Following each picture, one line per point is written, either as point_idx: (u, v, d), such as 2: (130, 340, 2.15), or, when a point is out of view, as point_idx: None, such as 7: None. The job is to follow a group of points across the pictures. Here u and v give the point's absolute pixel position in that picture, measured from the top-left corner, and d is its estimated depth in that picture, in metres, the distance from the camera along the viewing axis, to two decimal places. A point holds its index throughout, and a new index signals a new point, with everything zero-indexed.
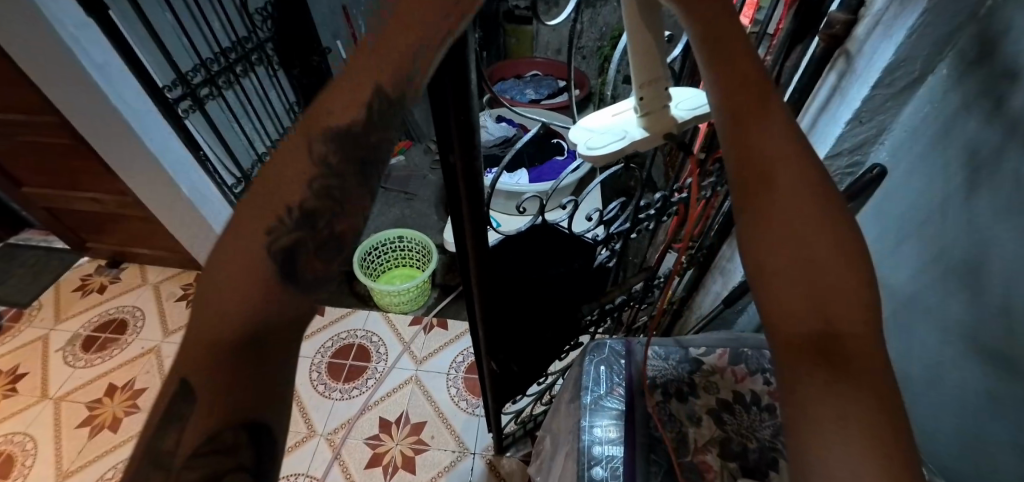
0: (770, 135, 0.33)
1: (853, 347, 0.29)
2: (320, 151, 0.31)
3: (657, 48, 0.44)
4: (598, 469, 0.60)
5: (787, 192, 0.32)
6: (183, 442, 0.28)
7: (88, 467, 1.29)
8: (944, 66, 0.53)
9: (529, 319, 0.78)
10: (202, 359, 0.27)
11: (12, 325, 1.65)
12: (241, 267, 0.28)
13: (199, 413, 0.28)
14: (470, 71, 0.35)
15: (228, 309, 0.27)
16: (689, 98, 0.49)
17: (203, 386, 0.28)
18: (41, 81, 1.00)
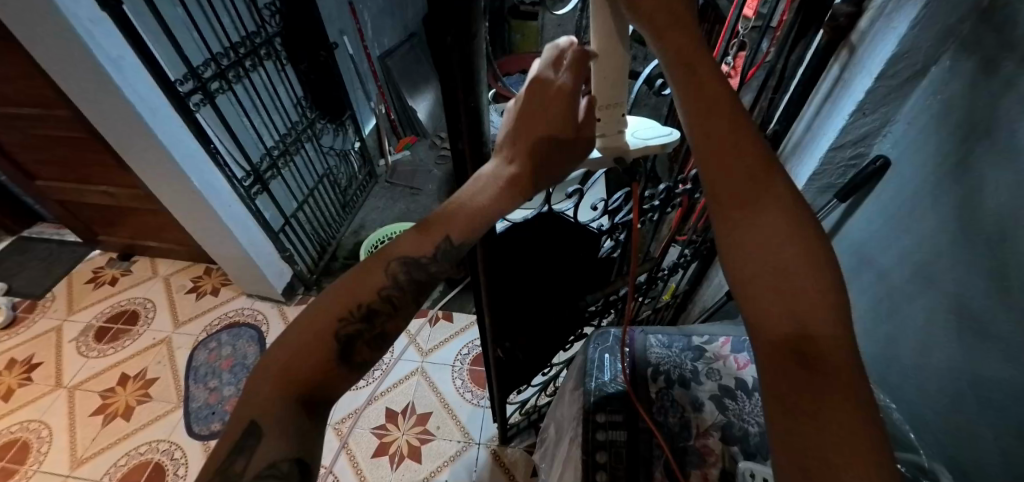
0: (732, 153, 0.40)
1: (826, 341, 0.34)
2: (394, 267, 0.43)
3: (622, 76, 0.47)
4: (601, 453, 0.60)
5: (751, 201, 0.39)
6: (251, 466, 0.35)
7: (101, 454, 1.32)
8: (946, 59, 0.55)
9: (534, 308, 0.80)
10: (289, 395, 0.37)
11: (26, 315, 1.68)
12: (326, 323, 0.39)
13: (270, 444, 0.36)
14: (481, 62, 0.37)
15: (317, 356, 0.39)
16: (643, 128, 0.54)
17: (276, 422, 0.36)
18: (57, 73, 1.02)
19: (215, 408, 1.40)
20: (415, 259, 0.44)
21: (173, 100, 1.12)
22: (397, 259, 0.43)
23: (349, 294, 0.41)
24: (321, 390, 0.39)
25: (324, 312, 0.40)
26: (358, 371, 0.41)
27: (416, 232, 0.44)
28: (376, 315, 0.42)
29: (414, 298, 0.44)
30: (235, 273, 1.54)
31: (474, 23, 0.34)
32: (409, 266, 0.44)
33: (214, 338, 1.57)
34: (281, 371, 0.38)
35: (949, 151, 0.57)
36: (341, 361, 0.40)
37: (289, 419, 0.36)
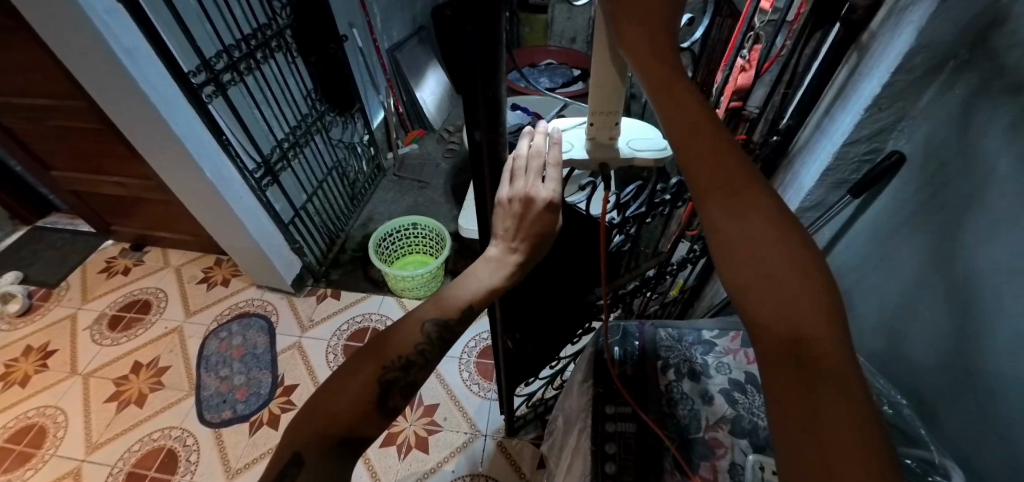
0: (713, 162, 0.40)
1: (819, 344, 0.36)
2: (428, 325, 0.50)
3: (619, 83, 0.45)
4: (611, 444, 0.61)
5: (731, 208, 0.39)
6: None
7: (115, 440, 1.34)
8: (967, 52, 0.53)
9: (544, 300, 0.81)
10: (330, 430, 0.43)
11: (42, 303, 1.71)
12: (368, 377, 0.46)
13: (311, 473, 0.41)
14: (502, 52, 0.37)
15: (355, 399, 0.45)
16: (644, 136, 0.50)
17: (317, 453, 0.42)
18: (73, 62, 1.03)
19: (226, 397, 1.42)
20: (444, 320, 0.51)
21: (186, 92, 1.13)
22: (429, 320, 0.51)
23: (392, 348, 0.49)
24: (359, 431, 0.45)
25: (368, 364, 0.47)
26: (389, 415, 0.47)
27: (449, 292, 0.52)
28: (410, 366, 0.49)
29: (442, 351, 0.51)
30: (244, 263, 1.55)
31: (499, 13, 0.35)
32: (440, 326, 0.51)
33: (224, 328, 1.59)
34: (323, 413, 0.44)
35: (965, 147, 0.56)
36: (379, 408, 0.46)
37: (332, 454, 0.43)
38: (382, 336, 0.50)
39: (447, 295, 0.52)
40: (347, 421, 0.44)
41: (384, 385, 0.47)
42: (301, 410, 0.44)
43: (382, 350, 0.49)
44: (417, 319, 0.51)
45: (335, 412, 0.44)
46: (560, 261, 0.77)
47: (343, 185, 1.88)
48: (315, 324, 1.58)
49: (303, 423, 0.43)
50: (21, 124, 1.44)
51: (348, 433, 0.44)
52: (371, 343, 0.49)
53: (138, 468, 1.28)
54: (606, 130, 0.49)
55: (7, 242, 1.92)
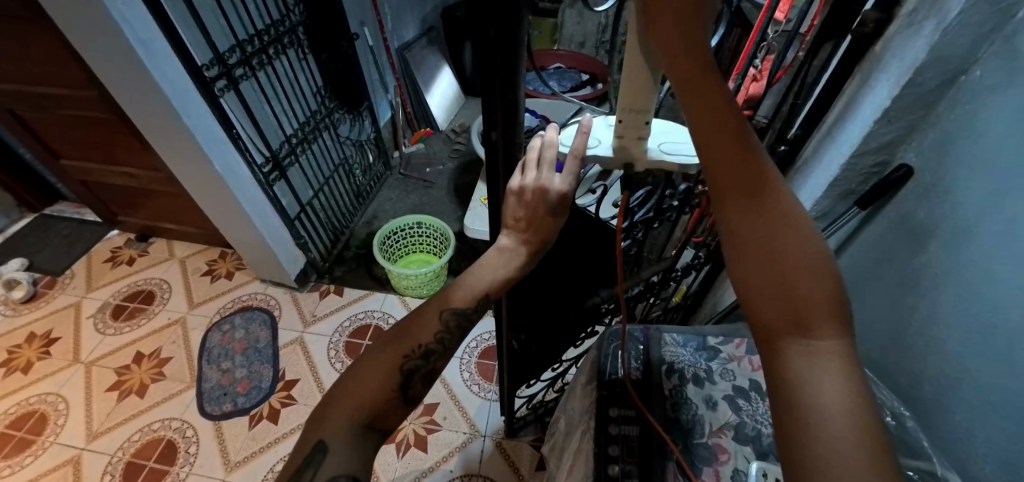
0: (737, 166, 0.40)
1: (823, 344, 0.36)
2: (445, 315, 0.51)
3: (652, 81, 0.42)
4: (615, 446, 0.61)
5: (748, 209, 0.40)
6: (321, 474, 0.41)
7: (116, 429, 1.35)
8: (979, 67, 0.54)
9: (548, 301, 0.81)
10: (356, 418, 0.44)
11: (46, 291, 1.72)
12: (391, 365, 0.47)
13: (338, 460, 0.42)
14: (522, 54, 0.38)
15: (380, 387, 0.46)
16: (672, 137, 0.49)
17: (343, 439, 0.43)
18: (88, 51, 1.04)
19: (228, 390, 1.42)
20: (461, 311, 0.52)
21: (198, 85, 1.14)
22: (448, 309, 0.52)
23: (413, 338, 0.50)
24: (382, 419, 0.46)
25: (389, 352, 0.48)
26: (409, 403, 0.48)
27: (461, 286, 0.52)
28: (430, 355, 0.50)
29: (458, 341, 0.52)
30: (249, 257, 1.56)
31: (520, 17, 0.35)
32: (457, 316, 0.52)
33: (227, 320, 1.60)
34: (349, 401, 0.45)
35: (972, 162, 0.56)
36: (400, 396, 0.47)
37: (357, 440, 0.43)
38: (403, 326, 0.51)
39: (463, 286, 0.53)
40: (370, 407, 0.45)
41: (407, 373, 0.48)
42: (328, 397, 0.46)
43: (405, 339, 0.49)
44: (436, 307, 0.52)
45: (361, 400, 0.45)
46: (567, 263, 0.78)
47: (349, 183, 1.89)
48: (318, 320, 1.59)
49: (329, 410, 0.44)
50: (32, 113, 1.45)
51: (371, 419, 0.45)
52: (393, 333, 0.50)
53: (137, 458, 1.29)
54: (637, 132, 0.46)
55: (13, 229, 1.93)
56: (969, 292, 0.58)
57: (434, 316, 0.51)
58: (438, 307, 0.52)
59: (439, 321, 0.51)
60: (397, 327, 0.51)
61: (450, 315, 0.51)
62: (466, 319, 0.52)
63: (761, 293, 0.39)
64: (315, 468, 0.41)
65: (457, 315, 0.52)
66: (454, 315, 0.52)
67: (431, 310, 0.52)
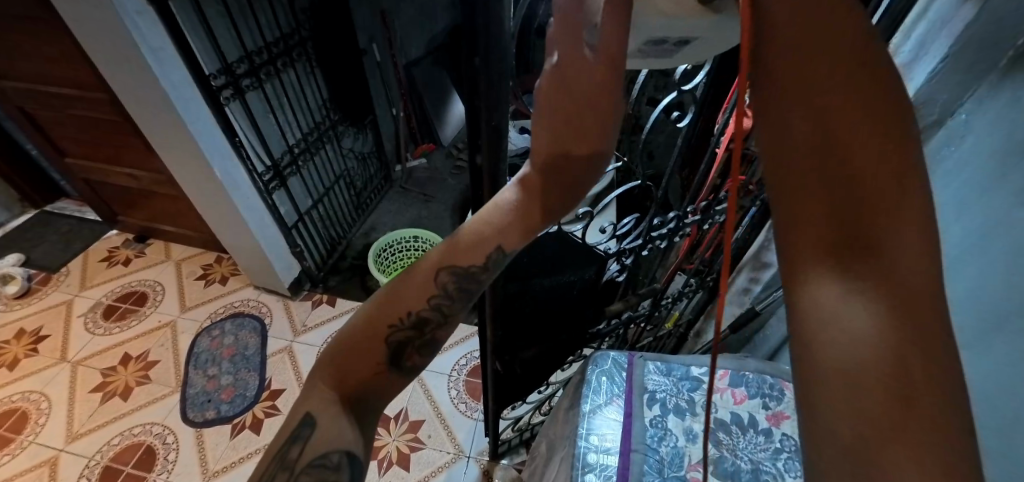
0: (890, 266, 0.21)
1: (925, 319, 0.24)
2: (445, 276, 0.42)
3: None
4: (590, 475, 0.60)
5: None
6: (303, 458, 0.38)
7: (96, 431, 1.33)
8: (963, 108, 0.52)
9: (537, 323, 0.82)
10: (334, 397, 0.40)
11: (40, 287, 1.72)
12: (378, 330, 0.40)
13: (318, 447, 0.38)
14: (506, 80, 0.39)
15: (365, 365, 0.40)
16: None
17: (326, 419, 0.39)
18: (99, 54, 1.06)
19: (211, 396, 1.41)
20: (465, 269, 0.42)
21: (205, 93, 1.16)
22: (448, 266, 0.42)
23: (403, 301, 0.41)
24: (371, 394, 0.41)
25: (375, 319, 0.41)
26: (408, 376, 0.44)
27: (459, 237, 0.42)
28: (425, 324, 0.43)
29: (461, 305, 0.44)
30: (245, 263, 1.56)
31: (501, 49, 0.36)
32: (457, 276, 0.42)
33: (217, 326, 1.59)
34: (329, 378, 0.40)
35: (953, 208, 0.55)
36: (393, 367, 0.42)
37: (341, 419, 0.39)
38: (391, 288, 0.42)
39: (468, 235, 0.42)
40: (360, 382, 0.40)
41: (395, 339, 0.41)
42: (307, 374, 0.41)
43: (396, 301, 0.41)
44: (432, 264, 0.42)
45: (341, 376, 0.40)
46: (556, 283, 0.77)
47: (351, 194, 1.91)
48: (308, 329, 1.58)
49: (316, 388, 0.39)
50: (41, 112, 1.48)
51: (360, 396, 0.40)
52: (381, 294, 0.42)
53: (115, 463, 1.27)
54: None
55: (14, 224, 1.95)
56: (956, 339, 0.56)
57: (430, 276, 0.42)
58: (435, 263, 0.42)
59: (435, 282, 0.42)
60: (384, 287, 0.42)
61: (450, 274, 0.42)
62: (465, 277, 0.43)
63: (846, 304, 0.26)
64: (304, 442, 0.38)
65: (456, 274, 0.42)
66: (449, 274, 0.42)
67: (425, 271, 0.42)
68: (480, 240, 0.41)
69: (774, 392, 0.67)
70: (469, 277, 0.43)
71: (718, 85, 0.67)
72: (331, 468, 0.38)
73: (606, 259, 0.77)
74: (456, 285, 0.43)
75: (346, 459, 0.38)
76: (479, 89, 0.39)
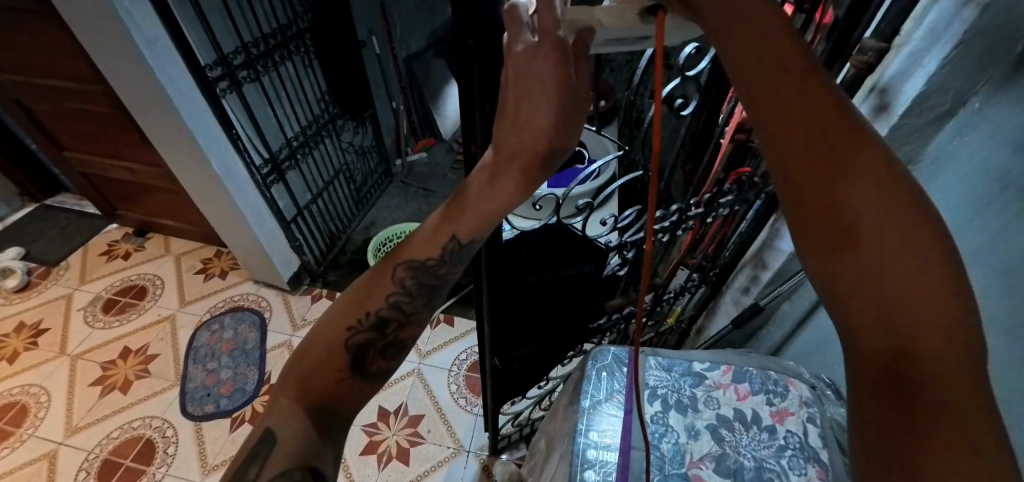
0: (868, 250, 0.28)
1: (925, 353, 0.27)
2: (401, 273, 0.44)
3: None
4: (590, 472, 0.60)
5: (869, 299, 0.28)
6: (268, 468, 0.39)
7: (95, 425, 1.33)
8: (977, 99, 0.51)
9: (538, 318, 0.81)
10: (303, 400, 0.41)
11: (39, 281, 1.72)
12: (333, 338, 0.42)
13: (289, 453, 0.39)
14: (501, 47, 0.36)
15: (331, 374, 0.42)
16: None
17: (288, 428, 0.40)
18: (91, 45, 1.04)
19: (211, 391, 1.40)
20: (421, 264, 0.43)
21: (200, 84, 1.14)
22: (403, 264, 0.44)
23: (362, 303, 0.43)
24: (335, 405, 0.42)
25: (336, 323, 0.43)
26: (371, 381, 0.44)
27: (416, 235, 0.44)
28: (387, 325, 0.44)
29: (422, 301, 0.45)
30: (244, 258, 1.55)
31: (498, 28, 0.35)
32: (415, 270, 0.44)
33: (216, 320, 1.58)
34: (295, 391, 0.41)
35: (969, 197, 0.53)
36: (357, 373, 0.43)
37: (306, 427, 0.40)
38: (353, 290, 0.44)
39: (423, 232, 0.44)
40: (328, 389, 0.42)
41: (354, 341, 0.43)
42: (285, 376, 0.42)
43: (359, 302, 0.43)
44: (388, 265, 0.44)
45: (306, 383, 0.41)
46: (557, 278, 0.76)
47: (350, 188, 1.90)
48: (307, 324, 1.57)
49: (290, 391, 0.41)
50: (38, 104, 1.46)
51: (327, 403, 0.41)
52: (344, 297, 0.44)
53: (114, 456, 1.27)
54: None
55: (12, 219, 1.94)
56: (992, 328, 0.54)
57: (385, 276, 0.44)
58: (388, 261, 0.44)
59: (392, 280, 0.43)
60: (347, 291, 0.45)
61: (403, 268, 0.44)
62: (420, 269, 0.44)
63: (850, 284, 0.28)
64: (274, 443, 0.39)
65: (412, 268, 0.44)
66: (400, 270, 0.44)
67: (379, 274, 0.44)
68: (431, 236, 0.43)
69: (778, 389, 0.66)
70: (420, 271, 0.44)
71: (722, 74, 0.65)
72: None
73: (607, 252, 0.74)
74: (411, 279, 0.44)
75: (307, 475, 0.40)
76: (471, 73, 0.38)
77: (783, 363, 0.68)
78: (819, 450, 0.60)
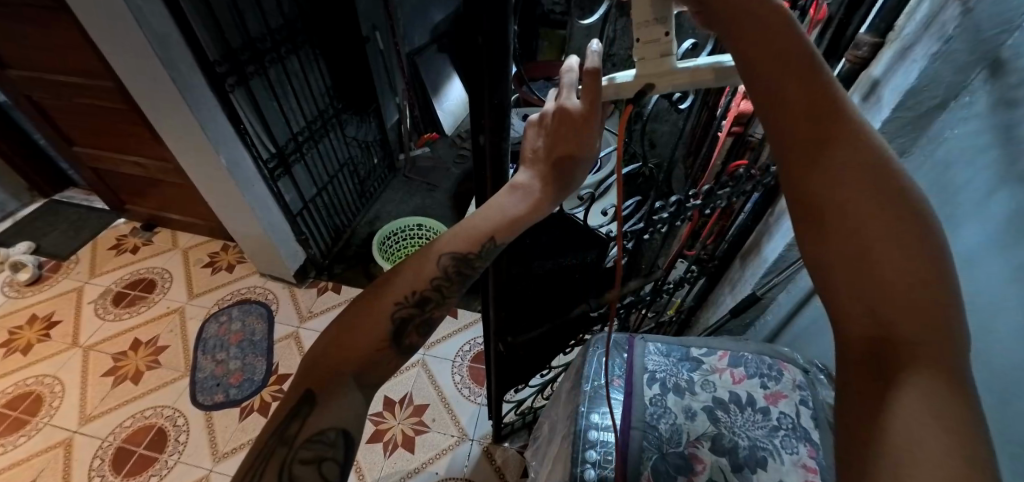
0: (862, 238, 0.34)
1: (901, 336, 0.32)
2: (444, 259, 0.47)
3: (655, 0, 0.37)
4: (592, 452, 0.63)
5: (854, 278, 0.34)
6: (305, 430, 0.41)
7: (108, 414, 1.36)
8: (969, 91, 0.53)
9: (541, 305, 0.83)
10: (340, 365, 0.42)
11: (50, 275, 1.75)
12: (377, 313, 0.44)
13: (325, 417, 0.41)
14: (510, 43, 0.38)
15: (368, 342, 0.43)
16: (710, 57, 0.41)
17: (325, 393, 0.42)
18: (102, 39, 1.06)
19: (221, 381, 1.43)
20: (462, 256, 0.47)
21: (209, 79, 1.17)
22: (447, 253, 0.47)
23: (404, 284, 0.46)
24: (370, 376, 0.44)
25: (383, 297, 0.45)
26: (405, 353, 0.47)
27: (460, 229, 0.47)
28: (427, 303, 0.47)
29: (460, 288, 0.48)
30: (252, 251, 1.58)
31: (507, 23, 0.37)
32: (458, 262, 0.47)
33: (225, 312, 1.61)
34: (331, 358, 0.42)
35: (964, 188, 0.55)
36: (394, 345, 0.45)
37: (344, 395, 0.42)
38: (398, 271, 0.47)
39: (472, 223, 0.47)
40: (362, 356, 0.43)
41: (398, 314, 0.45)
42: (304, 358, 0.44)
43: (404, 283, 0.46)
44: (435, 251, 0.47)
45: (349, 353, 0.43)
46: (559, 266, 0.78)
47: (355, 182, 1.92)
48: (314, 315, 1.60)
49: (316, 364, 0.42)
50: (50, 100, 1.49)
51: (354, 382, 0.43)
52: (388, 278, 0.46)
53: (127, 444, 1.30)
54: (661, 28, 0.38)
55: (23, 213, 1.96)
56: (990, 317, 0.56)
57: (430, 265, 0.46)
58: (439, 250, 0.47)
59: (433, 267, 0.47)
60: (392, 272, 0.47)
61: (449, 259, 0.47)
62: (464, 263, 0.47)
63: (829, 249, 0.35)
64: (305, 417, 0.41)
65: (456, 260, 0.47)
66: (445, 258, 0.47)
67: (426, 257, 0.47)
68: (479, 230, 0.47)
69: (772, 372, 0.68)
70: (461, 262, 0.47)
71: None
72: (328, 444, 0.42)
73: (607, 241, 0.77)
74: (454, 269, 0.47)
75: (341, 436, 0.42)
76: (483, 66, 0.40)
77: (777, 349, 0.71)
78: (810, 430, 0.62)
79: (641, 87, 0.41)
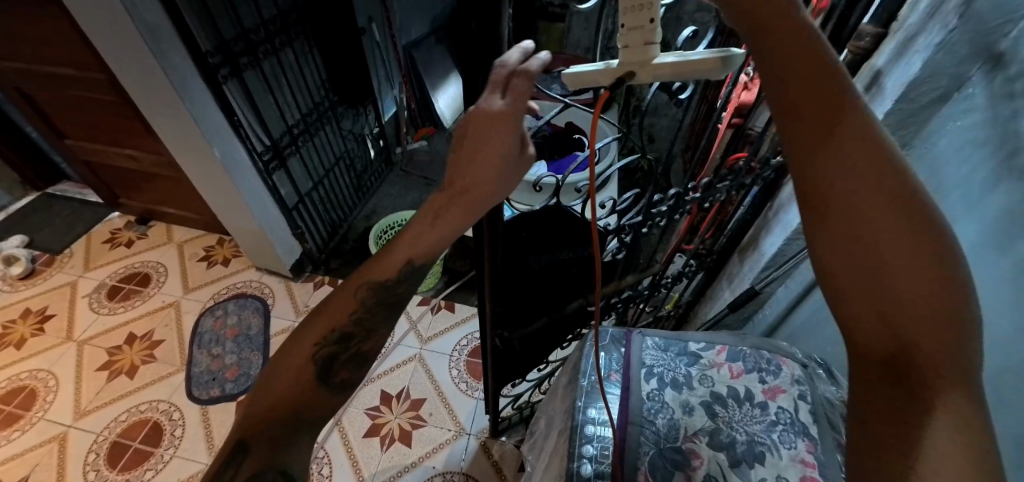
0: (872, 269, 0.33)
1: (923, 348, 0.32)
2: (362, 292, 0.50)
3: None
4: (589, 447, 0.63)
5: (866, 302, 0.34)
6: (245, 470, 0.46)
7: (104, 408, 1.35)
8: (971, 85, 0.52)
9: (538, 300, 0.82)
10: (268, 409, 0.48)
11: (44, 269, 1.73)
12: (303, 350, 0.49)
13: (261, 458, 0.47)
14: (504, 29, 0.37)
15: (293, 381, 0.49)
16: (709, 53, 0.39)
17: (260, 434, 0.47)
18: (92, 30, 1.04)
19: (216, 375, 1.43)
20: (380, 284, 0.49)
21: (202, 71, 1.15)
22: (366, 284, 0.49)
23: (329, 321, 0.50)
24: None
25: (304, 342, 0.50)
26: (338, 389, 0.52)
27: (446, 225, 0.45)
28: (349, 339, 0.51)
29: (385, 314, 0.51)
30: (248, 245, 1.57)
31: (500, 9, 0.36)
32: (376, 289, 0.49)
33: (221, 306, 1.60)
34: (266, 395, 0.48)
35: (969, 182, 0.54)
36: (323, 382, 0.50)
37: (278, 435, 0.48)
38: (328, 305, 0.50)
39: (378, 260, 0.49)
40: (292, 395, 0.49)
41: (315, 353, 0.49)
42: None
43: (327, 319, 0.50)
44: (354, 285, 0.50)
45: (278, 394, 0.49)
46: (556, 260, 0.77)
47: (351, 175, 1.91)
48: (311, 310, 1.59)
49: (254, 411, 0.48)
50: (40, 92, 1.47)
51: None
52: (313, 318, 0.51)
53: (123, 438, 1.29)
54: (649, 13, 0.37)
55: (15, 207, 1.94)
56: (997, 310, 0.55)
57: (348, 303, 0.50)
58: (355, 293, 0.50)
59: (395, 268, 0.49)
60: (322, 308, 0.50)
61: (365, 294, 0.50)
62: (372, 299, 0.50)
63: (828, 250, 0.35)
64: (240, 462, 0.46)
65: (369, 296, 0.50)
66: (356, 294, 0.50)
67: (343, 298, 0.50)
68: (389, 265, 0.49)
69: (770, 367, 0.68)
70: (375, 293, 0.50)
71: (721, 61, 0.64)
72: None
73: (606, 235, 0.76)
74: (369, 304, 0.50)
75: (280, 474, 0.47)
76: (478, 55, 0.39)
77: (774, 344, 0.71)
78: (808, 425, 0.62)
79: (619, 76, 0.40)
